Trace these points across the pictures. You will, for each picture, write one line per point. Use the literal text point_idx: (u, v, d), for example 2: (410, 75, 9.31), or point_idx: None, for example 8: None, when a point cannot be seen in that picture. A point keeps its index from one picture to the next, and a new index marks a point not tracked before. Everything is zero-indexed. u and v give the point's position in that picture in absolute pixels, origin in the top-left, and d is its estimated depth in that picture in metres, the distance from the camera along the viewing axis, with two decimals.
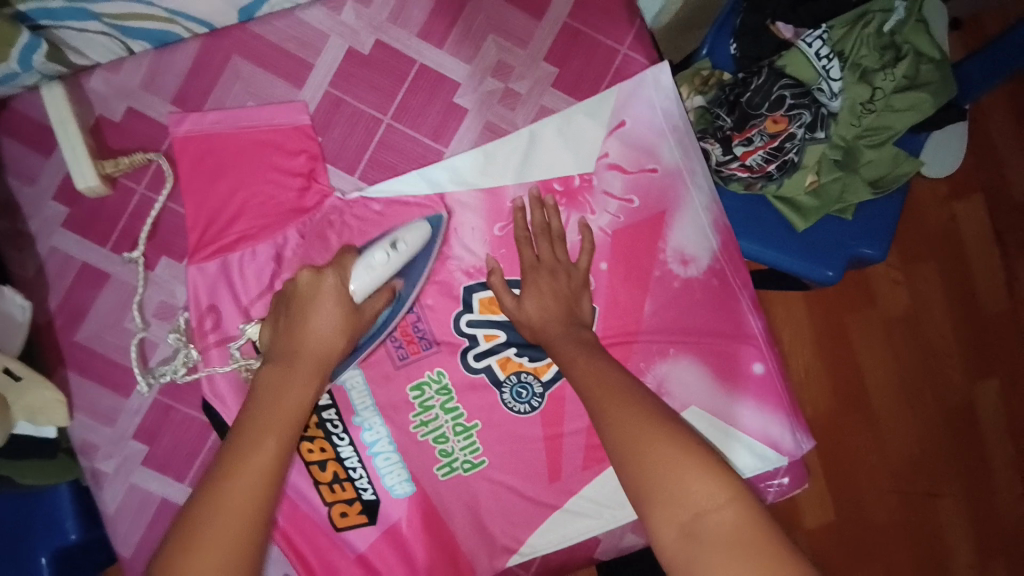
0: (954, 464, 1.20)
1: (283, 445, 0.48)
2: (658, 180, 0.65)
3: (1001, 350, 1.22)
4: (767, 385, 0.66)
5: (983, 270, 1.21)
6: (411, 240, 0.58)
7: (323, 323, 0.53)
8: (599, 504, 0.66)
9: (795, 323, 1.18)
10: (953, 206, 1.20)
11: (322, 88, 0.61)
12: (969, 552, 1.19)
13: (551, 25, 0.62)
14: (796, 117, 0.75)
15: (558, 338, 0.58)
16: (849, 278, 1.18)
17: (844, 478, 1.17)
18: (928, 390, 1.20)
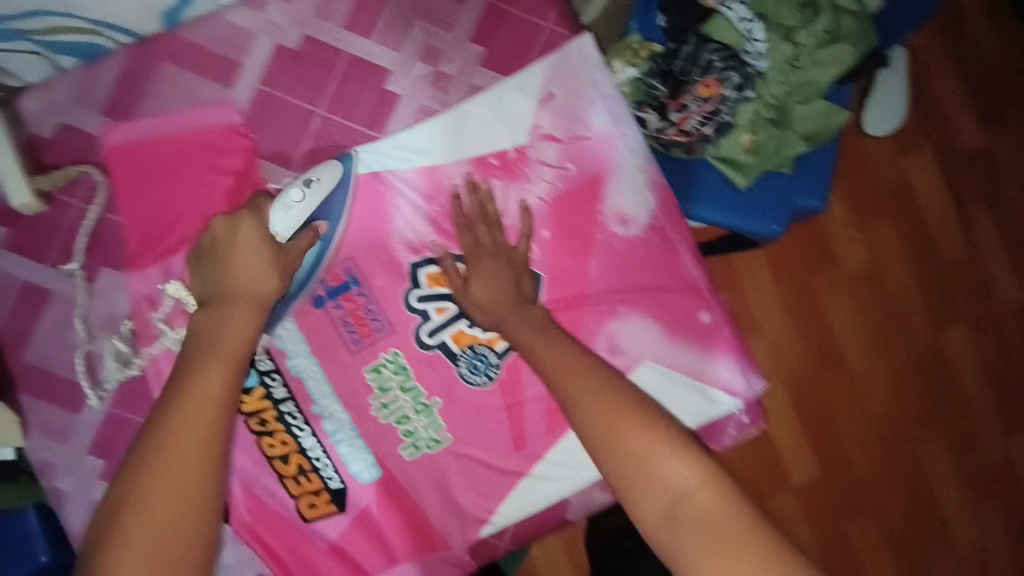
0: (932, 410, 1.23)
1: (228, 374, 0.49)
2: (591, 146, 0.67)
3: (965, 295, 1.25)
4: (717, 333, 0.70)
5: (937, 219, 1.25)
6: (323, 175, 0.62)
7: (246, 259, 0.55)
8: (565, 466, 0.68)
9: (764, 290, 1.21)
10: (903, 161, 1.23)
11: (253, 87, 0.62)
12: (957, 494, 1.23)
13: (472, 8, 0.64)
14: (726, 79, 0.80)
15: (505, 314, 0.61)
16: (809, 237, 1.21)
17: (825, 435, 1.20)
18: (898, 341, 1.23)
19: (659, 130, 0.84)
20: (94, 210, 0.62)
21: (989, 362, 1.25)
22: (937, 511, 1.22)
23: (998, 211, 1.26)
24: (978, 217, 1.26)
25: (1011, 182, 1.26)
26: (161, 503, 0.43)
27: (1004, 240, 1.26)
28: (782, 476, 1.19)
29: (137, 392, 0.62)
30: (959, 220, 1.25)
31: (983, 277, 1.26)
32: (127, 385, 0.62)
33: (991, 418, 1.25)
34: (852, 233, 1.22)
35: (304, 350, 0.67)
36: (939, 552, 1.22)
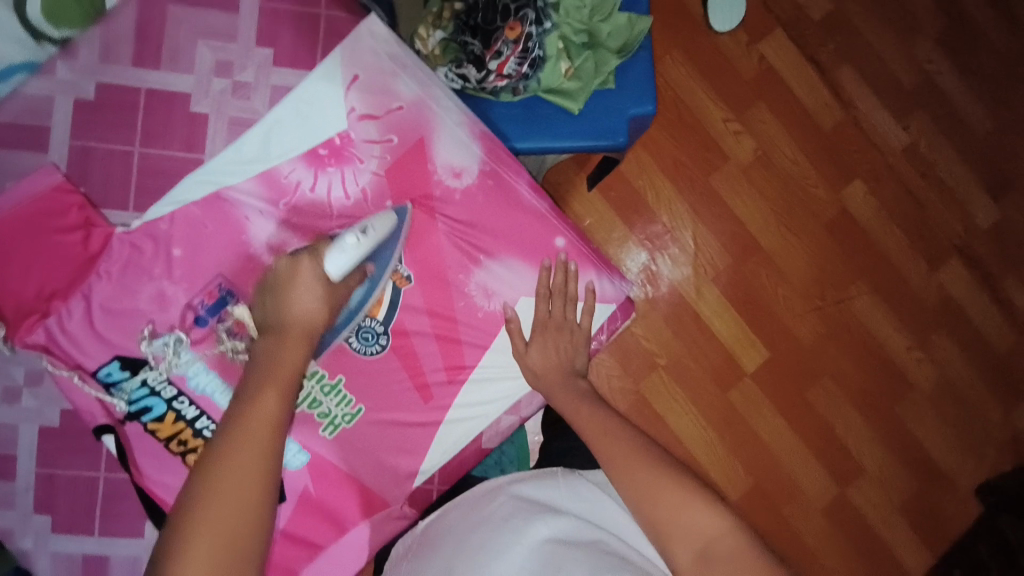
0: (853, 265, 1.32)
1: (283, 398, 0.54)
2: (407, 114, 0.71)
3: (853, 153, 1.34)
4: (574, 252, 0.75)
5: (806, 89, 1.33)
6: (380, 225, 0.67)
7: (312, 301, 0.61)
8: (476, 405, 0.73)
9: (670, 202, 1.28)
10: (758, 46, 1.32)
11: (67, 144, 0.65)
12: (900, 336, 1.32)
13: (250, 15, 0.68)
14: (524, 18, 0.87)
15: (557, 386, 0.70)
16: (692, 142, 1.29)
17: (762, 316, 1.29)
18: (805, 214, 1.32)
19: (481, 81, 0.88)
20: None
21: (893, 209, 1.34)
22: (883, 355, 1.32)
23: (862, 67, 1.34)
24: (845, 78, 1.34)
25: (865, 37, 1.35)
26: (240, 475, 0.48)
27: (875, 93, 1.35)
28: (734, 364, 1.27)
29: (54, 449, 0.65)
30: (827, 86, 1.33)
31: (864, 132, 1.34)
32: (44, 446, 0.64)
33: (913, 257, 1.34)
34: (733, 126, 1.31)
35: (196, 363, 0.66)
36: (901, 397, 1.31)
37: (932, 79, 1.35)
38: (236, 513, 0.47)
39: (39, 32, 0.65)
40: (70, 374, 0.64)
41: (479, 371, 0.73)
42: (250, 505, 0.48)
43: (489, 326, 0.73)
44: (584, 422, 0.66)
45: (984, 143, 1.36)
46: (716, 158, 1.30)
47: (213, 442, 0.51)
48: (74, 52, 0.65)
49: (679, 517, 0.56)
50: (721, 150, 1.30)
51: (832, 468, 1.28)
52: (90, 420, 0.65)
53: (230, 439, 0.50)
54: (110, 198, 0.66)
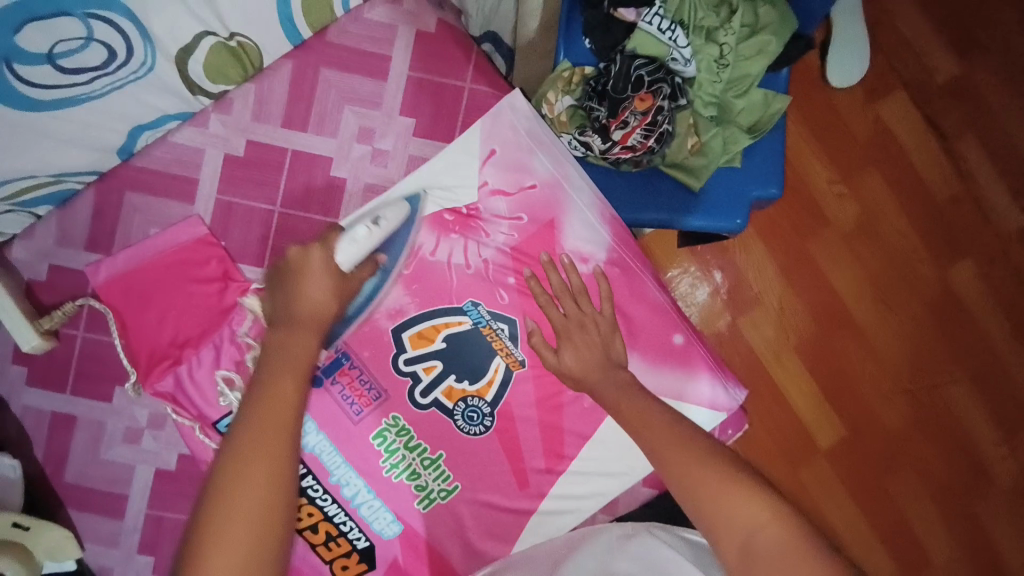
0: (951, 348, 1.26)
1: (300, 386, 0.52)
2: (538, 192, 0.70)
3: (967, 230, 1.28)
4: (690, 352, 0.71)
5: (924, 159, 1.28)
6: (393, 216, 0.64)
7: (323, 292, 0.58)
8: (573, 498, 0.70)
9: (761, 264, 1.25)
10: (877, 108, 1.27)
11: (212, 199, 0.67)
12: (993, 430, 1.26)
13: (396, 82, 0.67)
14: (658, 91, 0.81)
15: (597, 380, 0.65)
16: (793, 204, 1.25)
17: (843, 389, 1.24)
18: (905, 288, 1.27)
19: (604, 151, 0.83)
20: (118, 338, 0.65)
21: (1000, 293, 1.28)
22: (973, 450, 1.25)
23: (987, 140, 1.28)
24: (966, 149, 1.29)
25: (994, 109, 1.29)
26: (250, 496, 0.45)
27: (996, 168, 1.29)
28: (810, 442, 1.23)
29: (167, 491, 0.67)
30: (946, 157, 1.28)
31: (980, 209, 1.28)
32: (156, 487, 0.67)
33: (1017, 349, 1.27)
34: (839, 190, 1.26)
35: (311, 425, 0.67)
36: (986, 495, 1.24)
37: None
38: (261, 504, 0.45)
39: (195, 86, 0.63)
40: (194, 424, 0.66)
41: (578, 464, 0.70)
42: (264, 513, 0.45)
43: (595, 419, 0.70)
44: (660, 450, 0.56)
45: None
46: (817, 222, 1.26)
47: (228, 440, 0.49)
48: (227, 107, 0.66)
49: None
50: (822, 214, 1.26)
51: (901, 565, 1.22)
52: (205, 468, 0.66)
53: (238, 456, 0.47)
54: (244, 252, 0.68)
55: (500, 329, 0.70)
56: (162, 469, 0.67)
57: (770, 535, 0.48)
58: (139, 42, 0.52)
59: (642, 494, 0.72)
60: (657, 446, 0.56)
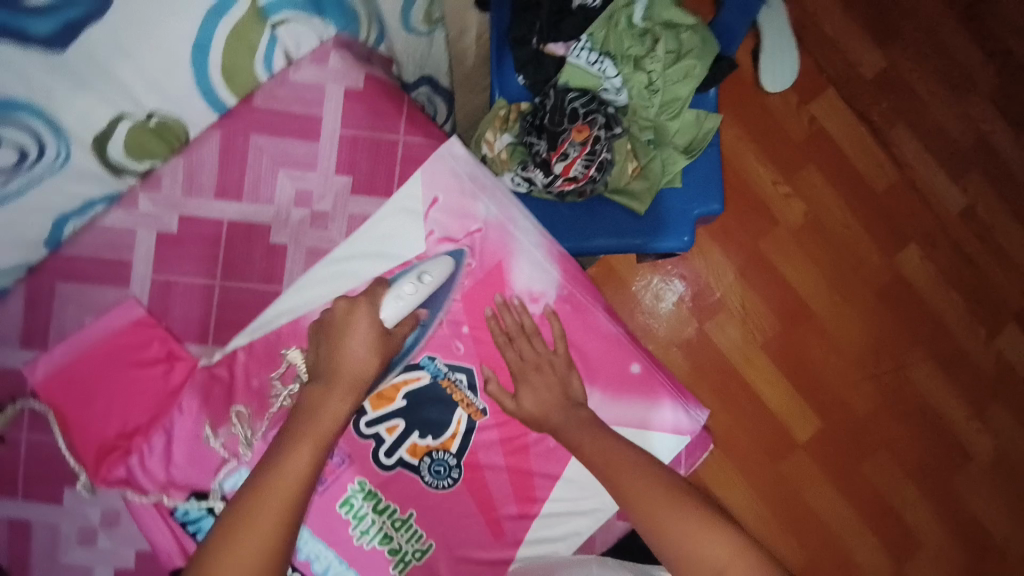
0: (906, 329, 1.42)
1: (316, 455, 0.51)
2: (484, 236, 0.69)
3: (907, 220, 1.44)
4: (649, 381, 0.71)
5: (859, 150, 1.43)
6: (436, 272, 0.65)
7: (366, 354, 0.57)
8: (550, 541, 0.69)
9: (720, 266, 1.40)
10: (812, 106, 1.41)
11: (148, 280, 0.65)
12: (954, 397, 1.42)
13: (329, 141, 0.67)
14: (594, 121, 0.83)
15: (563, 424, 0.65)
16: (747, 206, 1.41)
17: (806, 380, 1.41)
18: (858, 277, 1.43)
19: (548, 184, 0.85)
20: (62, 437, 0.62)
21: (949, 273, 1.44)
22: (932, 418, 1.42)
23: (918, 127, 1.44)
24: (898, 141, 1.44)
25: (919, 97, 1.44)
26: (240, 569, 0.45)
27: (925, 154, 1.45)
28: (786, 438, 1.38)
29: None
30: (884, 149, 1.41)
31: (915, 193, 1.44)
32: None
33: (971, 326, 1.43)
34: (784, 190, 1.42)
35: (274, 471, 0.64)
36: (960, 470, 1.41)
37: (984, 136, 1.45)
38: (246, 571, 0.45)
39: (121, 168, 0.62)
40: (156, 500, 0.63)
41: (552, 506, 0.69)
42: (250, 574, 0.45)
43: (561, 457, 0.69)
44: (628, 490, 0.57)
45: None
46: (767, 220, 1.41)
47: (241, 494, 0.49)
48: (155, 184, 0.64)
49: None
50: (772, 212, 1.41)
51: (891, 548, 1.38)
52: (166, 561, 0.63)
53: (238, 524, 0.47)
54: (186, 331, 0.66)
55: (459, 379, 0.69)
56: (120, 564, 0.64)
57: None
58: (51, 136, 0.52)
59: (618, 528, 0.70)
60: (626, 490, 0.57)
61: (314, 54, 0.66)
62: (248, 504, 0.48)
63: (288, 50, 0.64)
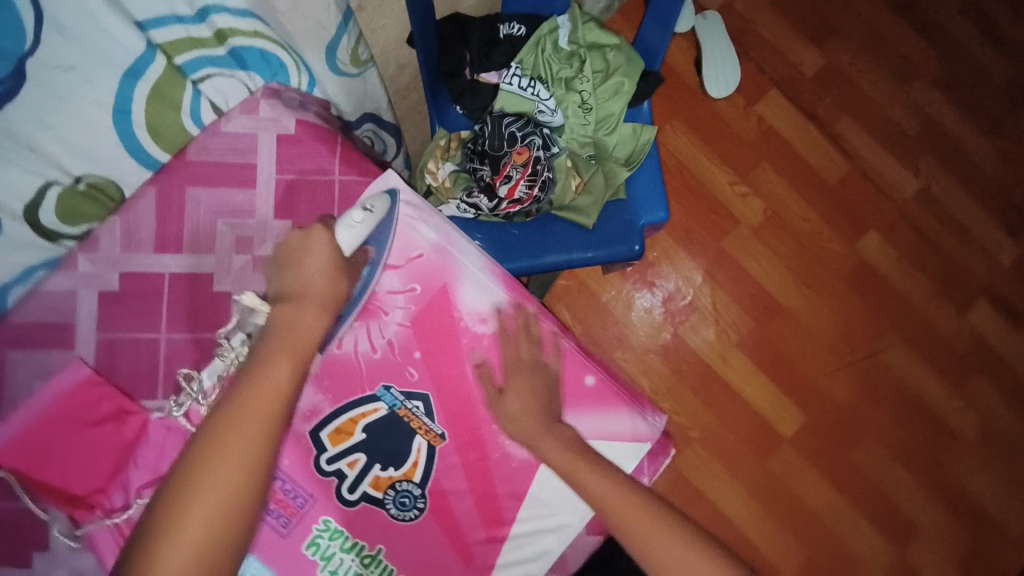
0: (874, 313, 1.60)
1: (296, 367, 0.55)
2: (428, 263, 0.69)
3: (864, 211, 1.64)
4: (603, 391, 0.71)
5: (807, 145, 1.64)
6: (381, 205, 0.64)
7: (327, 274, 0.60)
8: (521, 563, 0.68)
9: (688, 271, 1.58)
10: (756, 108, 1.64)
11: (93, 338, 0.65)
12: (925, 370, 1.60)
13: (266, 188, 0.68)
14: (531, 143, 0.86)
15: (542, 436, 0.66)
16: (711, 209, 1.60)
17: (786, 372, 1.57)
18: (826, 270, 1.61)
19: (494, 209, 0.87)
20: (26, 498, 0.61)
21: (910, 254, 1.63)
22: (911, 394, 1.59)
23: (863, 117, 1.67)
24: (846, 131, 1.66)
25: (863, 93, 1.67)
26: (230, 458, 0.50)
27: (880, 143, 1.66)
28: (774, 434, 1.54)
29: None
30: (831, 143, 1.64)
31: (867, 182, 1.65)
32: None
33: (940, 302, 1.62)
34: (742, 190, 1.61)
35: None
36: (946, 447, 1.58)
37: (933, 119, 1.68)
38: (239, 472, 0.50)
39: (54, 234, 0.65)
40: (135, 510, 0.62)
41: (519, 527, 0.68)
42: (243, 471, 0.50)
43: (527, 476, 0.68)
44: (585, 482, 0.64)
45: (994, 181, 1.68)
46: (729, 222, 1.60)
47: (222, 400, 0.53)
48: (93, 245, 0.66)
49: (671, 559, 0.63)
50: (733, 214, 1.60)
51: (889, 534, 1.53)
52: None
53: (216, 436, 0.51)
54: (136, 388, 0.65)
55: (416, 407, 0.68)
56: None
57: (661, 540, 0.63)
58: None
59: (588, 545, 0.69)
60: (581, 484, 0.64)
61: (243, 105, 0.69)
62: (232, 407, 0.52)
63: (216, 103, 0.69)
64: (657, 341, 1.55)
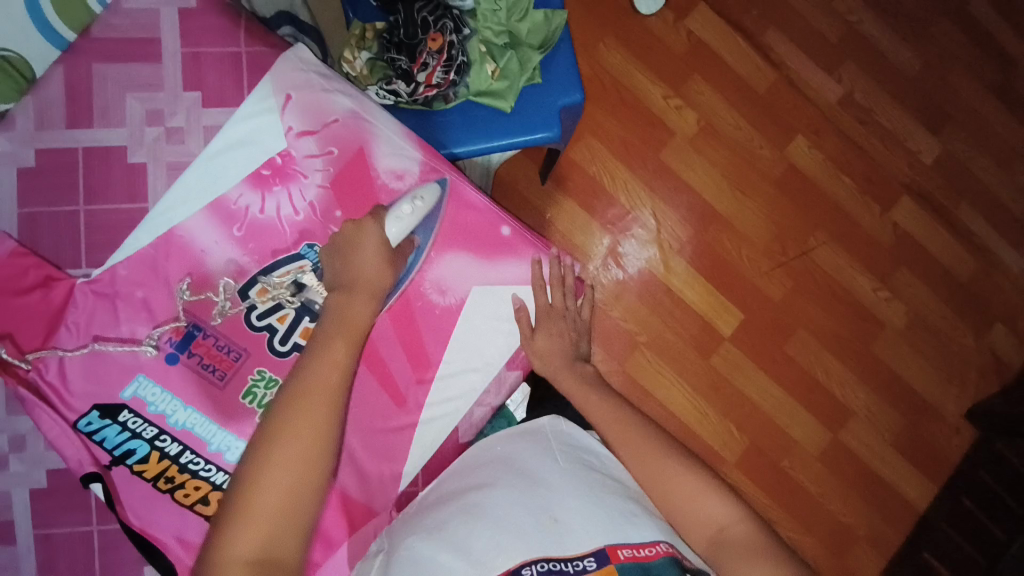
0: (804, 215, 1.69)
1: (349, 349, 0.62)
2: (344, 127, 0.72)
3: (793, 118, 1.70)
4: (518, 239, 0.77)
5: (737, 58, 1.69)
6: (427, 198, 0.72)
7: (377, 261, 0.67)
8: (449, 400, 0.75)
9: (628, 185, 1.64)
10: (686, 23, 1.68)
11: (15, 213, 0.68)
12: (854, 267, 1.69)
13: (172, 61, 0.70)
14: (444, 27, 0.88)
15: (562, 371, 0.81)
16: (645, 124, 1.65)
17: (724, 276, 1.65)
18: (757, 177, 1.68)
19: (412, 94, 0.90)
20: None
21: (835, 157, 1.71)
22: (842, 290, 1.69)
23: (787, 28, 1.72)
24: (773, 42, 1.71)
25: (787, 3, 1.72)
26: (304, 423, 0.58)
27: (804, 51, 1.72)
28: (715, 334, 1.64)
29: (46, 508, 0.66)
30: (757, 54, 1.70)
31: (793, 90, 1.71)
32: (38, 507, 0.66)
33: (865, 203, 1.71)
34: (677, 103, 1.66)
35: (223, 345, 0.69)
36: (875, 336, 1.68)
37: (855, 26, 1.73)
38: (313, 426, 0.58)
39: None
40: (90, 347, 0.66)
41: (444, 368, 0.75)
42: (318, 429, 0.58)
43: (450, 320, 0.75)
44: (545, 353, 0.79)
45: (919, 82, 1.73)
46: (665, 135, 1.65)
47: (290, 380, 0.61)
48: (11, 123, 0.68)
49: (590, 403, 0.80)
50: (668, 127, 1.66)
51: (823, 418, 1.65)
52: (77, 468, 0.65)
53: (285, 425, 0.58)
54: (62, 258, 0.68)
55: None
56: (33, 482, 0.66)
57: (579, 386, 0.81)
58: None
59: (508, 380, 0.79)
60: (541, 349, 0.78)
61: None
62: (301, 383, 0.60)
63: None
64: (602, 253, 1.62)
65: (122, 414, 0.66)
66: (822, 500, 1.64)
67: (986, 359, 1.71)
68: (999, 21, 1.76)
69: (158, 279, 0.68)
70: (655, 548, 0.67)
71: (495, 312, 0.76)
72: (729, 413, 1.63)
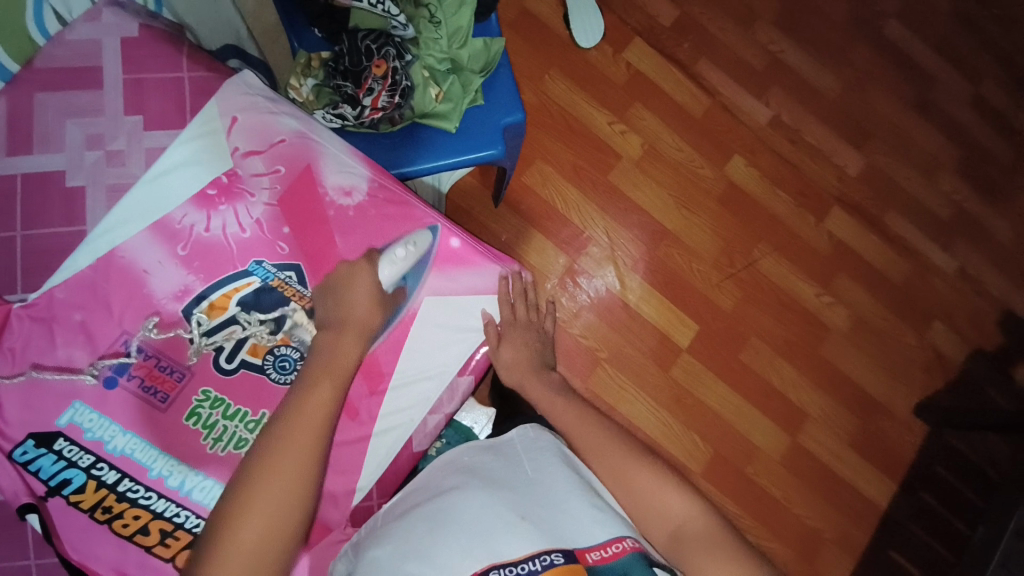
0: (747, 228, 1.78)
1: (336, 386, 0.66)
2: (290, 147, 0.74)
3: (728, 140, 1.81)
4: (468, 250, 0.77)
5: (674, 87, 1.81)
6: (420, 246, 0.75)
7: (369, 306, 0.71)
8: (403, 411, 0.75)
9: (579, 206, 1.70)
10: (624, 55, 1.79)
11: None
12: (797, 275, 1.78)
13: (114, 88, 0.72)
14: (388, 54, 0.92)
15: (530, 377, 0.84)
16: (591, 149, 1.73)
17: (676, 290, 1.71)
18: (700, 195, 1.77)
19: (359, 116, 0.92)
20: None
21: (771, 174, 1.82)
22: (790, 299, 1.76)
23: (717, 58, 1.85)
24: (705, 71, 1.84)
25: (715, 36, 1.85)
26: (289, 455, 0.61)
27: (734, 78, 1.85)
28: (673, 345, 1.68)
29: None
30: (692, 82, 1.81)
31: (726, 113, 1.83)
32: None
33: (802, 216, 1.81)
34: (620, 129, 1.76)
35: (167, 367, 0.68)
36: (823, 340, 1.76)
37: (778, 55, 1.88)
38: (298, 459, 0.61)
39: None
40: (27, 375, 0.64)
41: (398, 378, 0.75)
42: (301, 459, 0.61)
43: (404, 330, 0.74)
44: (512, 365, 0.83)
45: (839, 103, 1.88)
46: (612, 158, 1.74)
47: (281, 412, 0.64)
48: None
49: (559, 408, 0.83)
50: (614, 150, 1.74)
51: (781, 422, 1.70)
52: (12, 500, 0.63)
53: (270, 457, 0.61)
54: None
55: (289, 277, 0.72)
56: None
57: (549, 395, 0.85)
58: None
59: (462, 388, 0.78)
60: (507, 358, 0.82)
61: (86, 15, 0.74)
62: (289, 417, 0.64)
63: (59, 12, 0.75)
64: (558, 273, 1.66)
65: (58, 442, 0.64)
66: (788, 504, 1.66)
67: (929, 356, 1.78)
68: (907, 47, 1.93)
69: (97, 301, 0.67)
70: (621, 544, 0.68)
71: (453, 322, 0.77)
72: (693, 423, 1.66)
